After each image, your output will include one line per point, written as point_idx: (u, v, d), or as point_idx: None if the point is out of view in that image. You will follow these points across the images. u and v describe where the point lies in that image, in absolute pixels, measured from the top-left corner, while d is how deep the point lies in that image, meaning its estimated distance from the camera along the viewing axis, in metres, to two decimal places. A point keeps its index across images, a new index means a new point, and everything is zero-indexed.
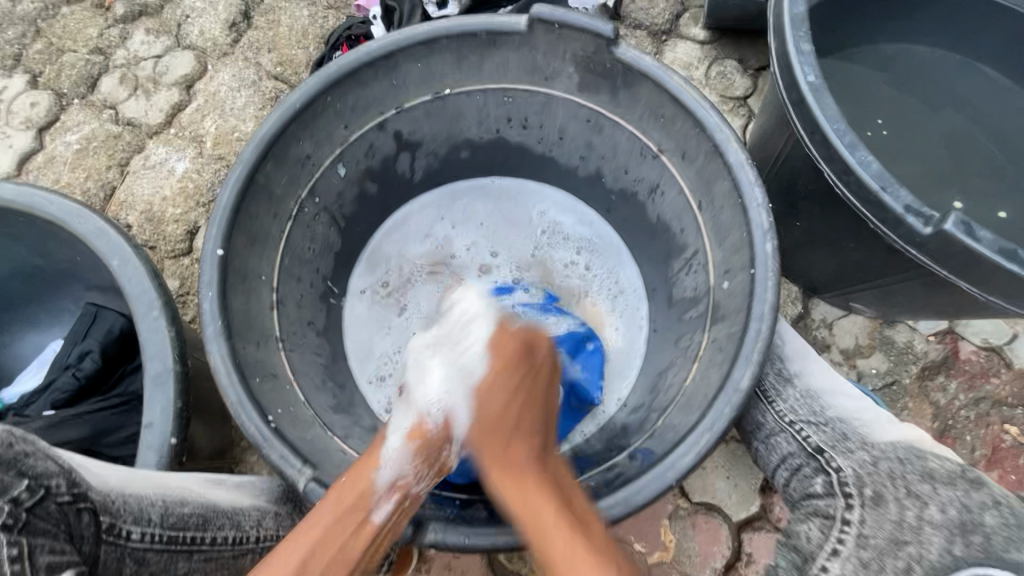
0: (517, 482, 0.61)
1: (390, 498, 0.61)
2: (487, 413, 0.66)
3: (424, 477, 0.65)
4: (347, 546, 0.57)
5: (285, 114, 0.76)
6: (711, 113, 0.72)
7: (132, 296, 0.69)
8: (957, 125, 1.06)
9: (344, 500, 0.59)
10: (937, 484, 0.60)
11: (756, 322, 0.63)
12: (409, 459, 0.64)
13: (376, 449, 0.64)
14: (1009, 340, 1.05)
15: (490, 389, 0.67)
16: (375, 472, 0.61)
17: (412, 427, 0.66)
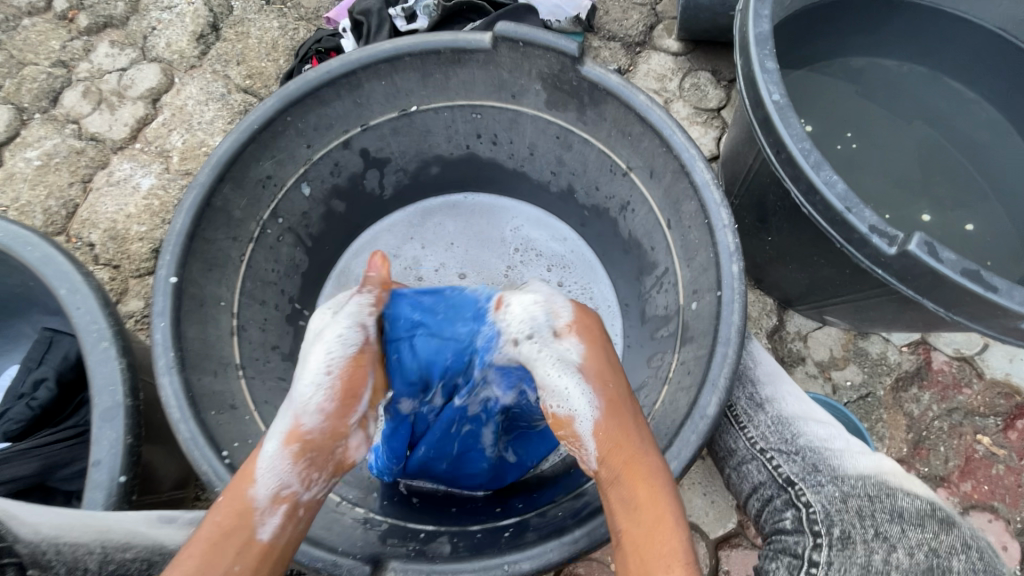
0: (638, 465, 0.57)
1: (273, 512, 0.57)
2: (609, 406, 0.60)
3: (312, 481, 0.60)
4: (236, 566, 0.53)
5: (243, 134, 0.74)
6: (677, 133, 0.70)
7: (80, 326, 0.66)
8: (922, 138, 1.07)
9: (221, 523, 0.55)
10: (907, 526, 0.57)
11: (722, 346, 0.62)
12: (291, 464, 0.58)
13: (251, 461, 0.58)
14: (979, 350, 1.05)
15: (602, 377, 0.62)
16: (251, 487, 0.57)
17: (290, 429, 0.60)
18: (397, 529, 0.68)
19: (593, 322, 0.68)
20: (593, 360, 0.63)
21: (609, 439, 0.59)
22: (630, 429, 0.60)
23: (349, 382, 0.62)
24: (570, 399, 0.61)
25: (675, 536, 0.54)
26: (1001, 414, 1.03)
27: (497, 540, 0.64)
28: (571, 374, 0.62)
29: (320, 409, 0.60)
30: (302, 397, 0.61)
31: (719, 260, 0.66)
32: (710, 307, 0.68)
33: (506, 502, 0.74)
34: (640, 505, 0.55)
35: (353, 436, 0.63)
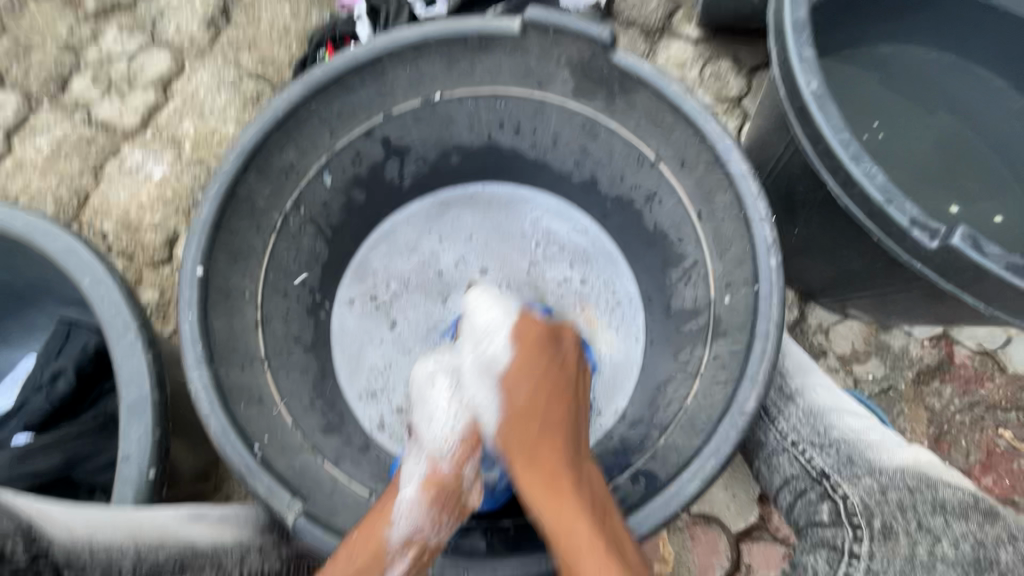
0: (550, 479, 0.59)
1: (406, 553, 0.58)
2: (522, 412, 0.65)
3: (440, 527, 0.61)
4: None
5: (267, 122, 0.72)
6: (712, 123, 0.69)
7: (106, 319, 0.65)
8: (950, 128, 1.05)
9: (356, 561, 0.55)
10: (950, 517, 0.61)
11: (760, 342, 0.61)
12: (425, 506, 0.61)
13: (388, 504, 0.60)
14: (1002, 344, 1.04)
15: (516, 385, 0.67)
16: (387, 529, 0.58)
17: (427, 473, 0.64)
18: None
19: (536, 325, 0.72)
20: (518, 359, 0.68)
21: (524, 448, 0.63)
22: (538, 445, 0.62)
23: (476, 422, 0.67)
24: (485, 408, 0.68)
25: (594, 546, 0.53)
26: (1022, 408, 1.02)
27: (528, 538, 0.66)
28: (492, 383, 0.68)
29: (451, 449, 0.65)
30: (437, 437, 0.66)
31: (756, 254, 0.64)
32: (745, 301, 0.67)
33: None
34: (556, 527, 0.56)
35: (471, 472, 0.66)
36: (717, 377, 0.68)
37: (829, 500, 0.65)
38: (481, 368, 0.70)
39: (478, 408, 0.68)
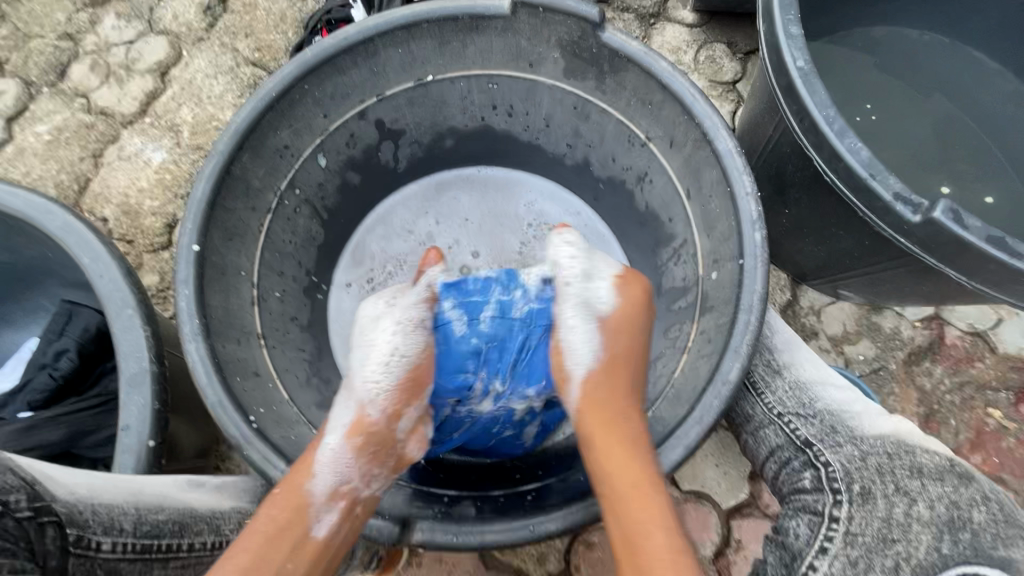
0: (615, 429, 0.62)
1: (331, 508, 0.59)
2: (607, 360, 0.67)
3: (371, 477, 0.63)
4: (289, 565, 0.55)
5: (261, 102, 0.73)
6: (700, 100, 0.70)
7: (105, 295, 0.67)
8: (944, 110, 1.05)
9: (278, 519, 0.57)
10: (927, 480, 0.58)
11: (744, 313, 0.62)
12: (352, 456, 0.63)
13: (311, 456, 0.61)
14: (993, 325, 1.04)
15: (616, 334, 0.68)
16: (308, 482, 0.59)
17: (352, 423, 0.65)
18: (421, 492, 0.69)
19: (640, 286, 0.72)
20: (618, 310, 0.69)
21: (592, 398, 0.65)
22: (608, 396, 0.65)
23: (415, 372, 0.69)
24: (577, 351, 0.68)
25: (652, 499, 0.57)
26: (1012, 388, 1.02)
27: (520, 503, 0.64)
28: (589, 327, 0.69)
29: (383, 399, 0.66)
30: (365, 384, 0.67)
31: (741, 229, 0.65)
32: (730, 276, 0.68)
33: (526, 469, 0.76)
34: (615, 472, 0.59)
35: (405, 422, 0.67)
36: (703, 351, 0.69)
37: (809, 464, 0.65)
38: (566, 320, 0.70)
39: (570, 347, 0.69)
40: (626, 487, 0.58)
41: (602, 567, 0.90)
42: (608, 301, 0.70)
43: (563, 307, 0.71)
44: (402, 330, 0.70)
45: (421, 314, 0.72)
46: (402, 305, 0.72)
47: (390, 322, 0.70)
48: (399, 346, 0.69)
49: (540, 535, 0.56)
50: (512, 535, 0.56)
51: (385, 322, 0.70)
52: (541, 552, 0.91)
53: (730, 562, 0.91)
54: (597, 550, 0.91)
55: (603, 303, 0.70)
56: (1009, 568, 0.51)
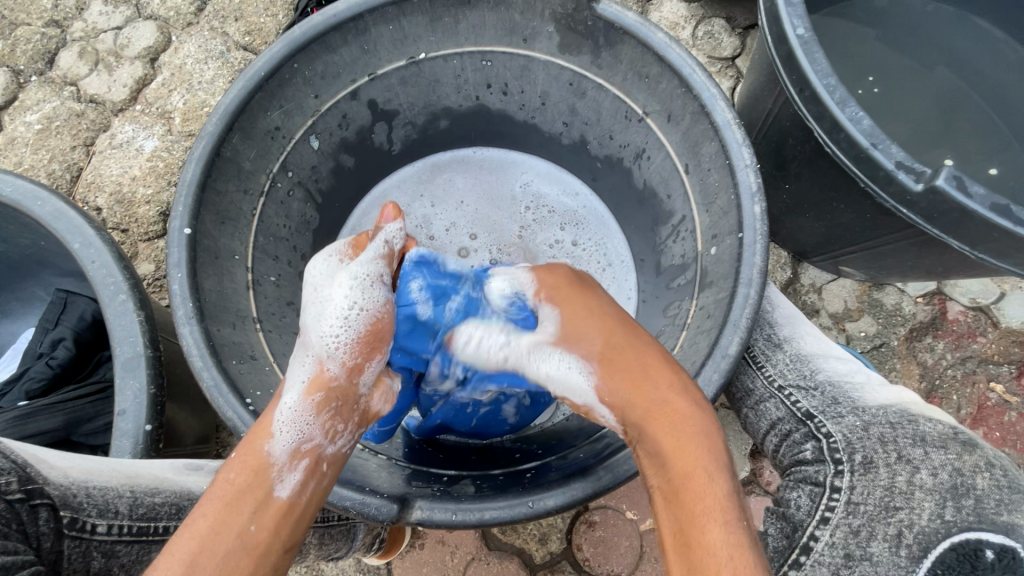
0: (670, 409, 0.55)
1: (294, 466, 0.54)
2: (604, 366, 0.61)
3: (337, 433, 0.58)
4: (251, 526, 0.49)
5: (249, 82, 0.72)
6: (697, 72, 0.68)
7: (97, 280, 0.66)
8: (947, 82, 1.02)
9: (237, 482, 0.52)
10: (930, 449, 0.57)
11: (744, 287, 0.61)
12: (313, 412, 0.57)
13: (266, 416, 0.56)
14: (997, 299, 1.02)
15: (577, 340, 0.64)
16: (268, 442, 0.54)
17: (311, 379, 0.59)
18: (420, 473, 0.69)
19: (558, 275, 0.71)
20: (569, 322, 0.65)
21: (617, 412, 0.59)
22: (648, 376, 0.58)
23: (376, 326, 0.64)
24: (574, 386, 0.63)
25: (715, 484, 0.50)
26: (1014, 362, 1.01)
27: (520, 480, 0.64)
28: (558, 355, 0.65)
29: (342, 353, 0.61)
30: (323, 337, 0.61)
31: (740, 202, 0.64)
32: (729, 251, 0.67)
33: (527, 449, 0.75)
34: (672, 455, 0.52)
35: (367, 375, 0.62)
36: (702, 327, 0.68)
37: (811, 436, 0.64)
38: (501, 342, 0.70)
39: (566, 383, 0.64)
40: (683, 470, 0.51)
41: (604, 547, 0.90)
42: (550, 323, 0.67)
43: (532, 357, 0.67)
44: (361, 284, 0.65)
45: (379, 268, 0.68)
46: (358, 261, 0.67)
47: (348, 278, 0.65)
48: (360, 301, 0.64)
49: (539, 511, 0.56)
50: (512, 512, 0.56)
51: (341, 279, 0.65)
52: (543, 533, 0.91)
53: None
54: (598, 529, 0.91)
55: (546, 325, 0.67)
56: (1018, 536, 0.51)
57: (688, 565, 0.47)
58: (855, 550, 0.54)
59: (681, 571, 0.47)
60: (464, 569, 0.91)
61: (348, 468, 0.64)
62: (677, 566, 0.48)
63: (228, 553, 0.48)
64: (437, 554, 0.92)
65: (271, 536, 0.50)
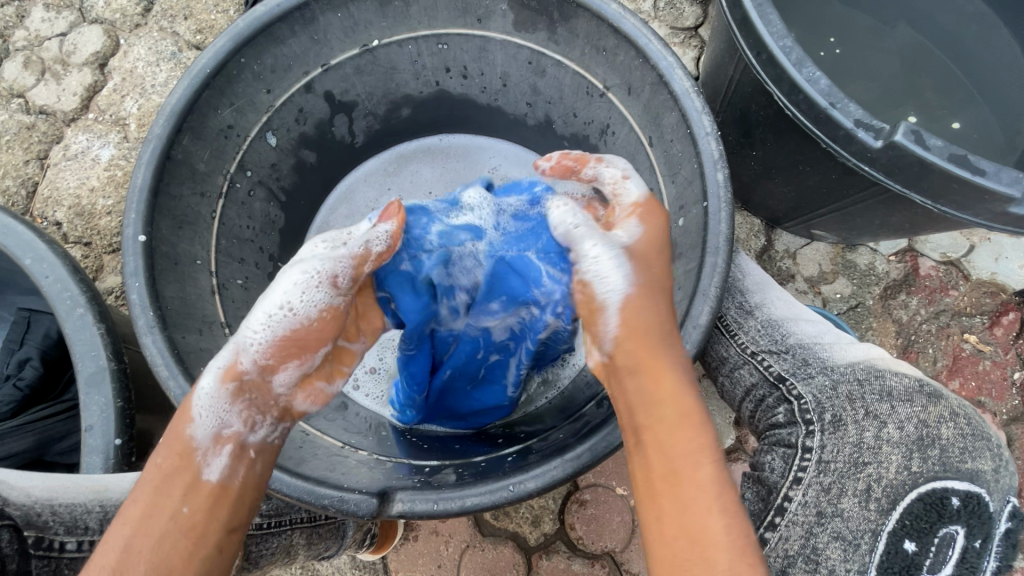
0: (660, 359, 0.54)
1: (218, 451, 0.53)
2: (644, 294, 0.57)
3: (256, 422, 0.56)
4: (184, 507, 0.50)
5: (196, 80, 0.69)
6: (654, 42, 0.67)
7: (53, 295, 0.64)
8: (909, 38, 1.01)
9: (164, 466, 0.52)
10: (896, 402, 0.59)
11: (711, 255, 0.61)
12: (228, 401, 0.55)
13: (185, 399, 0.54)
14: (966, 252, 1.02)
15: (646, 263, 0.59)
16: (188, 425, 0.53)
17: (226, 366, 0.56)
18: (402, 466, 0.68)
19: (658, 215, 0.62)
20: (649, 245, 0.60)
21: (634, 326, 0.56)
22: (655, 324, 0.55)
23: (300, 332, 0.56)
24: (607, 278, 0.58)
25: (702, 432, 0.51)
26: (986, 313, 1.01)
27: (502, 465, 0.64)
28: (615, 253, 0.59)
29: (258, 350, 0.56)
30: (246, 331, 0.57)
31: (704, 170, 0.64)
32: (696, 220, 0.67)
33: (509, 434, 0.75)
34: (663, 402, 0.52)
35: (286, 374, 0.57)
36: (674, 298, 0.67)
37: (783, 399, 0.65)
38: (571, 228, 0.63)
39: (599, 273, 0.58)
40: (656, 416, 0.51)
41: (596, 524, 0.91)
42: (624, 232, 0.61)
43: (582, 241, 0.61)
44: (306, 283, 0.57)
45: (335, 266, 0.58)
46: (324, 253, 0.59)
47: (297, 270, 0.57)
48: (294, 301, 0.57)
49: (520, 495, 0.56)
50: (493, 497, 0.56)
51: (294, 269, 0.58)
52: (535, 515, 0.91)
53: None
54: (589, 507, 0.91)
55: (621, 234, 0.61)
56: (982, 482, 0.54)
57: (680, 503, 0.48)
58: (827, 507, 0.55)
59: (672, 510, 0.48)
60: (460, 557, 0.91)
61: (326, 467, 0.63)
62: (665, 509, 0.48)
63: (163, 535, 0.48)
64: (432, 545, 0.92)
65: (204, 516, 0.50)
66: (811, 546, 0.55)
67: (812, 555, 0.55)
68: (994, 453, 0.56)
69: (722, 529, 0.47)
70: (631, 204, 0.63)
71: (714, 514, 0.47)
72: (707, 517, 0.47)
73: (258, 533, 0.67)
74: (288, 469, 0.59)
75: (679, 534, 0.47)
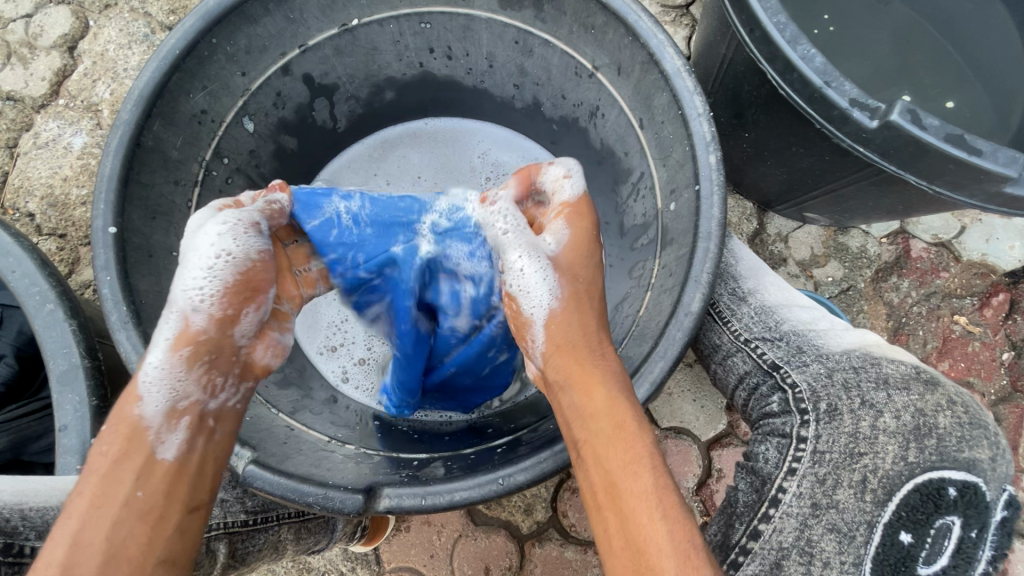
0: (590, 367, 0.55)
1: (175, 425, 0.53)
2: (573, 300, 0.60)
3: (217, 387, 0.57)
4: (138, 492, 0.49)
5: (163, 61, 0.66)
6: (644, 19, 0.64)
7: (19, 290, 0.62)
8: (904, 17, 0.99)
9: (111, 453, 0.51)
10: (893, 391, 0.58)
11: (703, 242, 0.59)
12: (183, 369, 0.55)
13: (130, 380, 0.54)
14: (957, 234, 1.01)
15: (573, 274, 0.61)
16: (136, 406, 0.53)
17: (176, 335, 0.56)
18: (389, 460, 0.67)
19: (590, 210, 0.66)
20: (573, 249, 0.62)
21: (560, 342, 0.58)
22: (590, 333, 0.58)
23: (248, 273, 0.59)
24: (531, 293, 0.60)
25: (637, 439, 0.51)
26: (976, 294, 1.00)
27: (491, 457, 0.63)
28: (539, 263, 0.61)
29: (211, 305, 0.56)
30: (186, 292, 0.56)
31: (696, 152, 0.62)
32: (688, 205, 0.65)
33: (499, 424, 0.75)
34: (593, 414, 0.52)
35: (245, 325, 0.59)
36: (666, 284, 0.66)
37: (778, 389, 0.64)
38: (501, 231, 0.64)
39: (526, 285, 0.61)
40: (590, 429, 0.52)
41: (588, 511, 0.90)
42: (552, 238, 0.63)
43: (507, 253, 0.63)
44: (230, 230, 0.58)
45: (256, 217, 0.61)
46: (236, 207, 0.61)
47: (215, 222, 0.58)
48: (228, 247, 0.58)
49: (509, 488, 0.55)
50: (483, 491, 0.55)
51: (212, 223, 0.59)
52: (527, 503, 0.91)
53: (713, 493, 0.88)
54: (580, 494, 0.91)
55: (551, 239, 0.63)
56: (979, 471, 0.52)
57: (622, 516, 0.48)
58: (822, 499, 0.55)
59: (617, 526, 0.47)
60: (453, 547, 0.91)
61: (310, 463, 0.62)
62: (611, 522, 0.48)
63: (118, 521, 0.48)
64: (424, 535, 0.92)
65: (162, 498, 0.50)
66: (806, 538, 0.54)
67: (806, 548, 0.54)
68: (991, 441, 0.55)
69: (666, 538, 0.46)
70: (562, 204, 0.66)
71: (657, 523, 0.46)
72: (650, 529, 0.46)
73: (244, 530, 0.67)
74: (270, 466, 0.58)
75: (625, 546, 0.47)
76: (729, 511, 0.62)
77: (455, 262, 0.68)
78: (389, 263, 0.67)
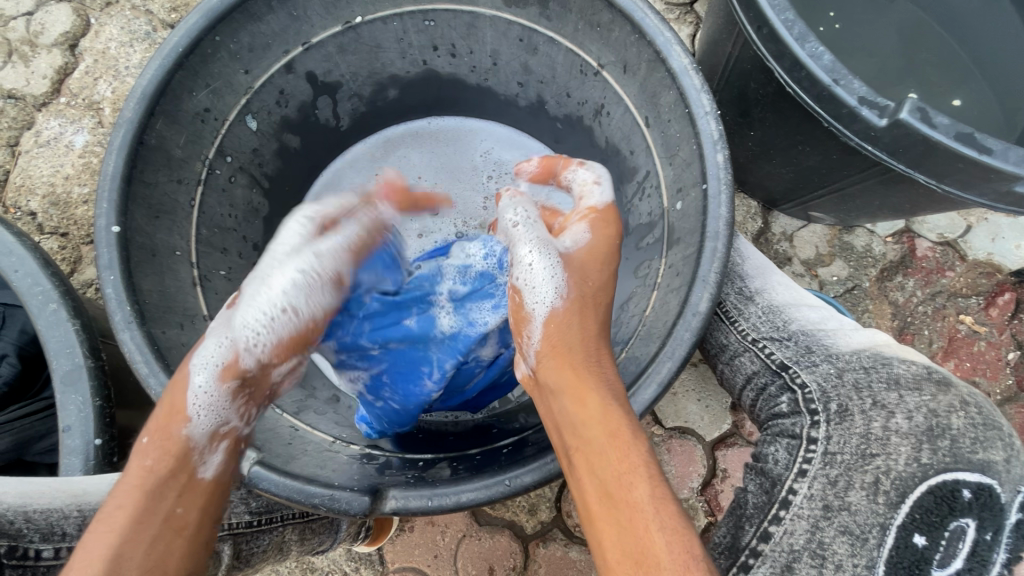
0: (585, 374, 0.55)
1: (215, 448, 0.56)
2: (577, 304, 0.61)
3: (250, 417, 0.61)
4: (178, 508, 0.52)
5: (166, 59, 0.66)
6: (650, 15, 0.64)
7: (22, 289, 0.61)
8: (909, 15, 0.98)
9: (154, 469, 0.53)
10: (904, 391, 0.58)
11: (711, 241, 0.59)
12: (228, 398, 0.59)
13: (180, 397, 0.56)
14: (963, 233, 1.01)
15: (583, 273, 0.63)
16: (183, 426, 0.55)
17: (224, 364, 0.59)
18: (394, 461, 0.67)
19: (612, 221, 0.67)
20: (588, 253, 0.64)
21: (556, 344, 0.58)
22: (587, 341, 0.58)
23: (304, 327, 0.65)
24: (536, 286, 0.62)
25: (632, 445, 0.50)
26: (982, 294, 1.00)
27: (496, 458, 0.63)
28: (548, 259, 0.63)
29: (265, 345, 0.62)
30: (247, 328, 0.61)
31: (703, 151, 0.61)
32: (695, 204, 0.65)
33: (505, 424, 0.75)
34: (585, 420, 0.52)
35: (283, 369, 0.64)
36: (673, 284, 0.65)
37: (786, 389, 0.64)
38: (511, 229, 0.69)
39: (532, 278, 0.63)
40: (583, 436, 0.51)
41: None
42: (570, 240, 0.66)
43: (519, 247, 0.66)
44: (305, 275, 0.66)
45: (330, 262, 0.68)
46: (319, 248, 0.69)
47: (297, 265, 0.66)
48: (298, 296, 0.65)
49: (516, 489, 0.54)
50: (489, 492, 0.54)
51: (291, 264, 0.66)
52: (531, 503, 0.91)
53: (718, 493, 0.88)
54: None
55: (566, 241, 0.66)
56: (993, 473, 0.52)
57: (616, 524, 0.47)
58: (833, 501, 0.55)
59: (611, 535, 0.46)
60: (457, 547, 0.90)
61: (315, 464, 0.61)
62: (605, 530, 0.47)
63: (157, 537, 0.50)
64: (428, 535, 0.91)
65: (199, 516, 0.53)
66: (817, 540, 0.53)
67: (818, 550, 0.53)
68: (1005, 442, 0.54)
69: (664, 549, 0.45)
70: (590, 208, 0.69)
71: (653, 534, 0.45)
72: (645, 538, 0.45)
73: (248, 531, 0.67)
74: (275, 466, 0.57)
75: (620, 556, 0.45)
76: (737, 512, 0.62)
77: (473, 318, 0.71)
78: (401, 336, 0.72)
